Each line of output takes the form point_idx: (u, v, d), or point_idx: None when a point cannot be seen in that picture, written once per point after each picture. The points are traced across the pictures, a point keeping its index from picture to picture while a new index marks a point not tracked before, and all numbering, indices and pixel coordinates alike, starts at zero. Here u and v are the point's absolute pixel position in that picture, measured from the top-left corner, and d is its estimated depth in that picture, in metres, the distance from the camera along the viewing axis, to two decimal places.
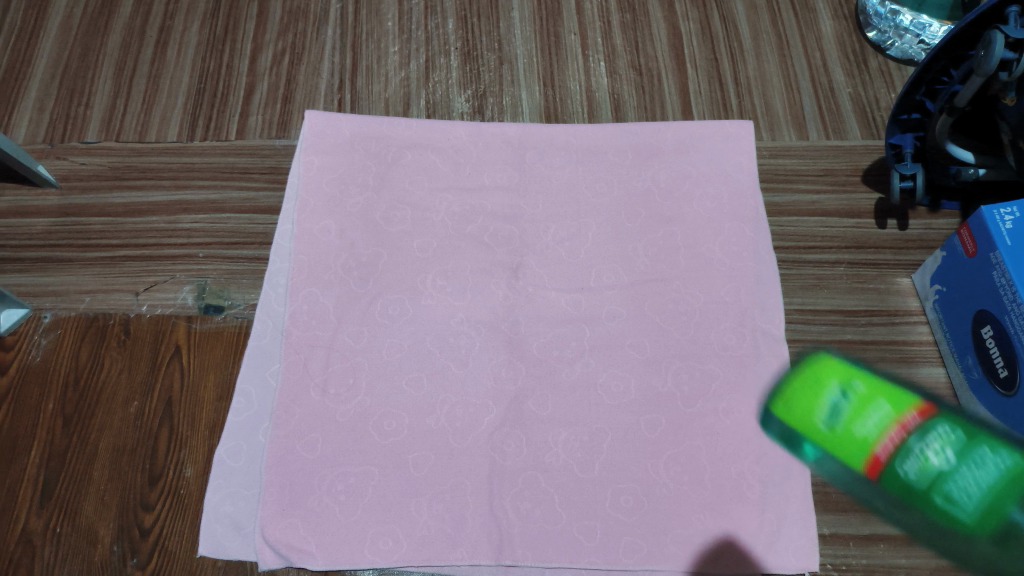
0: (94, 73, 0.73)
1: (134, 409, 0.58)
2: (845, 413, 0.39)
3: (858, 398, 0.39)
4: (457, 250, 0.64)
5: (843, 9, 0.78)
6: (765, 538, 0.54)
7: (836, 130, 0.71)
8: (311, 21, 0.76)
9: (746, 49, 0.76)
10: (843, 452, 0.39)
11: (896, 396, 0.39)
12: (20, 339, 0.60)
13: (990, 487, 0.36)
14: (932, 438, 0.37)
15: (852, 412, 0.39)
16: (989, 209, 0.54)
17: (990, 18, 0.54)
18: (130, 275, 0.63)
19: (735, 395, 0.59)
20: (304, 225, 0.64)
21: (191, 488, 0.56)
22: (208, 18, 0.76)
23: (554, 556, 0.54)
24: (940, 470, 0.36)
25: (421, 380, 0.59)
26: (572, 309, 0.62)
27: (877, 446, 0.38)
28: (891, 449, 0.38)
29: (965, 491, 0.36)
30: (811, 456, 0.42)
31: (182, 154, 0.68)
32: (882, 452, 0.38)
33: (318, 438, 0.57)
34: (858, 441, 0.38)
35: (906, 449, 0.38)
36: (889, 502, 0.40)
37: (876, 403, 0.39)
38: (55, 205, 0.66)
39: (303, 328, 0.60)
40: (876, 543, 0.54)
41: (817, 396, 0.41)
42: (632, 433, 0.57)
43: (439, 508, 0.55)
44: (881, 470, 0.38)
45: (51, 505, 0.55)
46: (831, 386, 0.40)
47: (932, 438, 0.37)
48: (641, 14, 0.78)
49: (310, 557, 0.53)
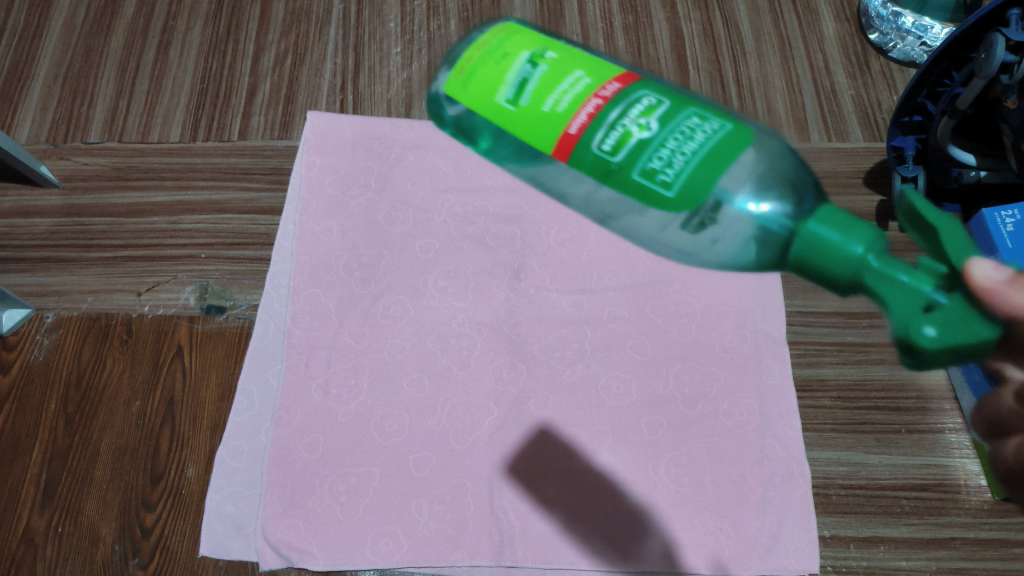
0: (96, 73, 0.73)
1: (136, 409, 0.58)
2: (536, 86, 0.32)
3: (549, 68, 0.32)
4: (459, 251, 0.64)
5: (845, 11, 0.78)
6: (765, 540, 0.54)
7: (838, 132, 0.71)
8: (313, 21, 0.76)
9: (748, 51, 0.76)
10: (536, 130, 0.32)
11: (601, 68, 0.32)
12: (22, 338, 0.60)
13: (694, 154, 0.30)
14: (636, 105, 0.31)
15: (543, 80, 0.32)
16: (990, 211, 0.54)
17: (992, 21, 0.54)
18: (132, 275, 0.64)
19: (736, 397, 0.59)
20: (306, 226, 0.64)
21: (192, 488, 0.56)
22: (211, 19, 0.77)
23: (555, 557, 0.54)
24: (636, 140, 0.30)
25: (423, 381, 0.59)
26: (573, 311, 0.62)
27: (572, 120, 0.31)
28: (588, 123, 0.31)
29: (664, 159, 0.30)
30: (549, 174, 0.36)
31: (184, 155, 0.69)
32: (577, 128, 0.31)
33: (320, 438, 0.57)
34: (547, 115, 0.32)
35: (604, 116, 0.31)
36: (613, 207, 0.35)
37: (570, 73, 0.32)
38: (58, 206, 0.66)
39: (305, 328, 0.60)
40: (876, 545, 0.54)
41: (499, 71, 0.33)
42: (633, 435, 0.57)
43: (440, 508, 0.55)
44: (574, 147, 0.31)
45: (53, 504, 0.55)
46: (517, 48, 0.33)
47: (633, 104, 0.31)
48: (643, 15, 0.78)
49: (311, 558, 0.53)
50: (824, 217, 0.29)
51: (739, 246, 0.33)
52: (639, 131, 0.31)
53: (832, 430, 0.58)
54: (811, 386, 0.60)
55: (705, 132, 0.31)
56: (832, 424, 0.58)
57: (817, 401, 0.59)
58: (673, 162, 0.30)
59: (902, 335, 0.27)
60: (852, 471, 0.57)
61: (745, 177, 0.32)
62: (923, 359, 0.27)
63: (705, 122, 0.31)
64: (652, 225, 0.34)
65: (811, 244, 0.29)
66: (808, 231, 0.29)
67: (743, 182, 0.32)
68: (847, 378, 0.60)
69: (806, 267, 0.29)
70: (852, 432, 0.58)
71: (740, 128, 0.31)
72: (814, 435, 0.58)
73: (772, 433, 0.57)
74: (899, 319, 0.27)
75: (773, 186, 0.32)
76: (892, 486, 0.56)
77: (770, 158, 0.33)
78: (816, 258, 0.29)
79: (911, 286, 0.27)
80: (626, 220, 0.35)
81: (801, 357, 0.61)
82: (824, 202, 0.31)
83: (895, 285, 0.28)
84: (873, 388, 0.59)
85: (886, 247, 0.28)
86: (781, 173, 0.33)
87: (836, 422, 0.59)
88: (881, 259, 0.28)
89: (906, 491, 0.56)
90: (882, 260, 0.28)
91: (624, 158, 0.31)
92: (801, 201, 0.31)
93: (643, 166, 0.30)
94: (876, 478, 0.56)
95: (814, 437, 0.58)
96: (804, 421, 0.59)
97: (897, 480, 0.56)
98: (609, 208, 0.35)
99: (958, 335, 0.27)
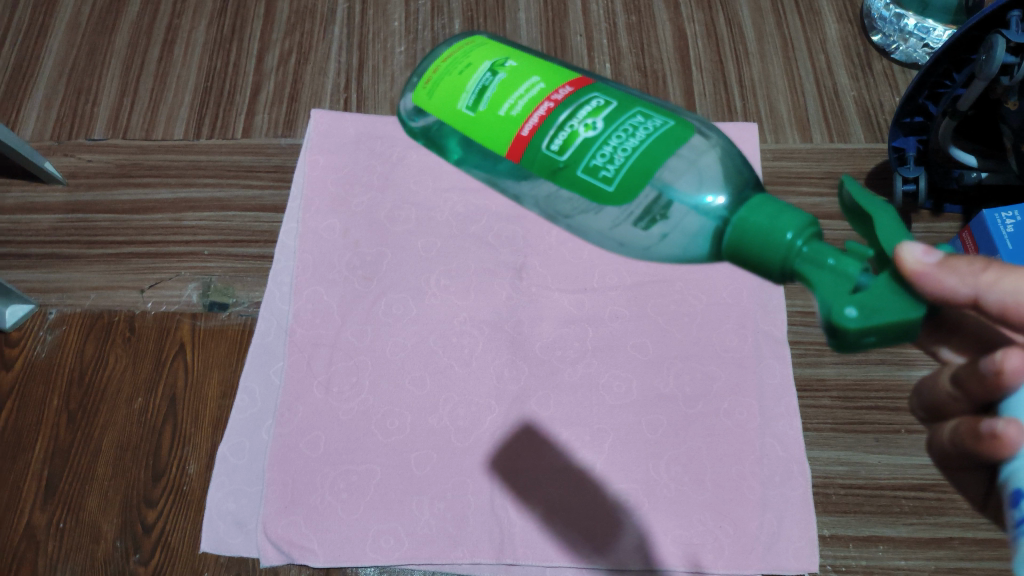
0: (101, 70, 0.73)
1: (138, 406, 0.58)
2: (495, 93, 0.36)
3: (508, 76, 0.36)
4: (461, 249, 0.64)
5: (848, 13, 0.78)
6: (765, 539, 0.54)
7: (840, 133, 0.71)
8: (318, 20, 0.77)
9: (751, 52, 0.76)
10: (493, 131, 0.36)
11: (555, 76, 0.36)
12: (26, 334, 0.61)
13: (635, 150, 0.33)
14: (584, 107, 0.35)
15: (501, 87, 0.36)
16: (990, 212, 0.54)
17: (993, 23, 0.54)
18: (135, 272, 0.64)
19: (736, 397, 0.59)
20: (308, 224, 0.64)
21: (194, 484, 0.56)
22: (216, 17, 0.77)
23: (555, 555, 0.54)
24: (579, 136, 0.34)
25: (424, 379, 0.59)
26: (575, 310, 0.62)
27: (525, 122, 0.35)
28: (539, 125, 0.35)
29: (606, 155, 0.33)
30: (514, 181, 0.40)
31: (188, 152, 0.69)
32: (530, 130, 0.35)
33: (321, 435, 0.57)
34: (503, 119, 0.35)
35: (554, 118, 0.35)
36: (568, 205, 0.38)
37: (526, 80, 0.36)
38: (61, 203, 0.67)
39: (306, 326, 0.60)
40: (876, 545, 0.55)
41: (464, 81, 0.37)
42: (634, 433, 0.58)
43: (441, 506, 0.55)
44: (527, 147, 0.35)
45: (55, 500, 0.55)
46: (482, 61, 0.37)
47: (581, 106, 0.35)
48: (646, 16, 0.78)
49: (312, 554, 0.53)
50: (755, 207, 0.32)
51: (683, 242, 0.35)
52: (585, 131, 0.34)
53: (833, 430, 0.58)
54: (812, 386, 0.60)
55: (645, 130, 0.34)
56: (831, 423, 0.58)
57: (817, 400, 0.59)
58: (614, 157, 0.33)
59: (828, 319, 0.31)
60: (852, 471, 0.57)
61: (686, 173, 0.35)
62: (847, 338, 0.30)
63: (646, 121, 0.34)
64: (603, 221, 0.37)
65: (744, 232, 0.32)
66: (740, 220, 0.32)
67: (684, 178, 0.35)
68: (847, 378, 0.60)
69: (740, 253, 0.32)
70: (852, 432, 0.58)
71: (678, 125, 0.34)
72: (814, 434, 0.58)
73: (772, 433, 0.58)
74: (826, 301, 0.31)
75: (713, 182, 0.35)
76: (891, 486, 0.56)
77: (712, 157, 0.36)
78: (748, 244, 0.32)
79: (836, 271, 0.31)
80: (579, 217, 0.38)
81: (802, 357, 0.61)
82: (758, 195, 0.33)
83: (822, 269, 0.31)
84: (873, 388, 0.60)
85: (816, 236, 0.32)
86: (726, 172, 0.35)
87: (836, 421, 0.59)
88: (810, 246, 0.31)
89: (905, 491, 0.56)
90: (812, 246, 0.31)
91: (571, 154, 0.34)
92: (740, 195, 0.34)
93: (586, 162, 0.33)
94: (876, 478, 0.57)
95: (814, 437, 0.58)
96: (804, 421, 0.59)
97: (896, 480, 0.56)
98: (563, 205, 0.38)
99: (875, 316, 0.30)
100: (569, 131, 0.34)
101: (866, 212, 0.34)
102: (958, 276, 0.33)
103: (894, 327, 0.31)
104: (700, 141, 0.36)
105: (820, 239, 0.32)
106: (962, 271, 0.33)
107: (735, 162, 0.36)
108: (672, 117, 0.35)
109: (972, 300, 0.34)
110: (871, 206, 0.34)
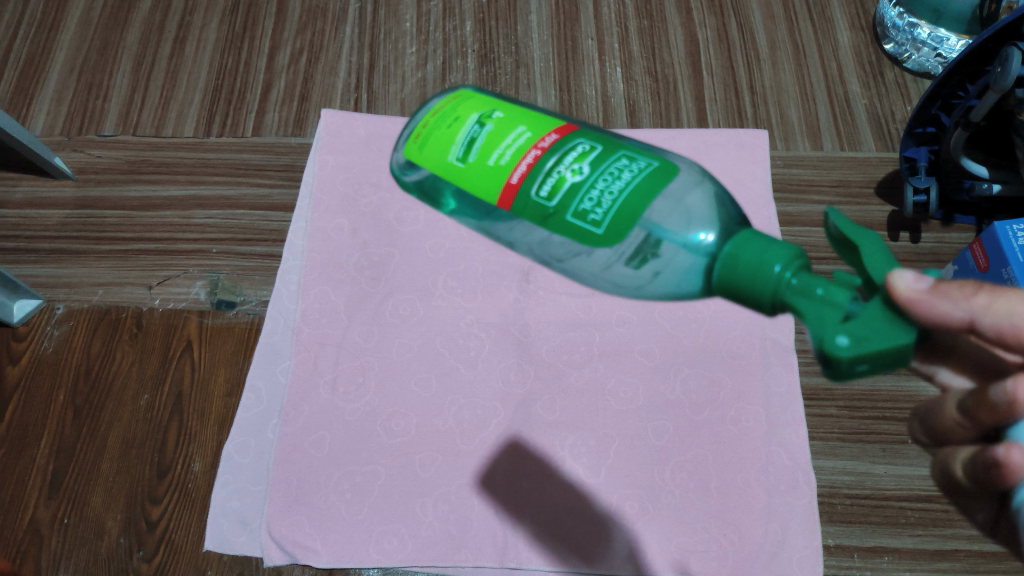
0: (112, 66, 0.73)
1: (144, 403, 0.58)
2: (483, 144, 0.36)
3: (495, 127, 0.36)
4: (469, 252, 0.64)
5: (860, 21, 0.78)
6: (769, 548, 0.54)
7: (850, 141, 0.71)
8: (329, 20, 0.77)
9: (763, 59, 0.76)
10: (483, 181, 0.36)
11: (540, 123, 0.36)
12: (33, 328, 0.61)
13: (622, 192, 0.33)
14: (569, 153, 0.35)
15: (488, 138, 0.36)
16: (1001, 224, 0.54)
17: (1008, 36, 0.54)
18: (143, 269, 0.64)
19: (743, 404, 0.59)
20: (317, 223, 0.64)
21: (198, 483, 0.56)
22: (227, 15, 0.77)
23: (559, 561, 0.54)
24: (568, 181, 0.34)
25: (430, 381, 0.59)
26: (582, 314, 0.62)
27: (513, 170, 0.35)
28: (527, 173, 0.35)
29: (595, 198, 0.33)
30: (506, 227, 0.39)
31: (197, 150, 0.69)
32: (519, 177, 0.35)
33: (326, 435, 0.57)
34: (491, 168, 0.36)
35: (541, 166, 0.35)
36: (560, 250, 0.37)
37: (513, 130, 0.36)
38: (70, 198, 0.67)
39: (313, 325, 0.60)
40: (881, 555, 0.54)
41: (452, 134, 0.37)
42: (640, 439, 0.57)
43: (444, 509, 0.55)
44: (516, 194, 0.35)
45: (60, 495, 0.55)
46: (469, 113, 0.37)
47: (567, 152, 0.35)
48: (659, 21, 0.78)
49: (315, 555, 0.53)
50: (740, 243, 0.32)
51: (677, 283, 0.35)
52: (572, 175, 0.34)
53: (840, 440, 0.58)
54: (819, 396, 0.60)
55: (630, 173, 0.34)
56: (838, 433, 0.58)
57: (824, 410, 0.59)
58: (602, 201, 0.33)
59: (820, 349, 0.31)
60: (859, 481, 0.57)
61: (675, 213, 0.34)
62: (839, 366, 0.30)
63: (631, 164, 0.34)
64: (596, 264, 0.36)
65: (732, 270, 0.32)
66: (728, 256, 0.32)
67: (672, 218, 0.34)
68: (854, 388, 0.60)
69: (730, 290, 0.32)
70: (858, 442, 0.58)
71: (662, 167, 0.34)
72: (821, 444, 0.58)
73: (779, 441, 0.57)
74: (816, 331, 0.31)
75: (700, 220, 0.35)
76: (897, 497, 0.56)
77: (698, 197, 0.36)
78: (739, 284, 0.32)
79: (825, 301, 0.31)
80: (572, 261, 0.37)
81: (809, 366, 0.61)
82: (744, 231, 0.33)
83: (811, 300, 0.31)
84: (880, 399, 0.59)
85: (804, 267, 0.32)
86: (712, 212, 0.35)
87: (843, 431, 0.58)
88: (798, 277, 0.31)
89: (911, 502, 0.56)
90: (800, 278, 0.32)
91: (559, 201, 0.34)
92: (727, 232, 0.34)
93: (575, 206, 0.33)
94: (882, 488, 0.56)
95: (821, 446, 0.58)
96: (811, 430, 0.59)
97: (902, 491, 0.56)
98: (557, 250, 0.37)
99: (866, 343, 0.30)
100: (557, 177, 0.34)
101: (854, 244, 0.34)
102: (951, 301, 0.33)
103: (887, 353, 0.30)
104: (686, 180, 0.36)
105: (808, 270, 0.32)
106: (955, 295, 0.33)
107: (720, 201, 0.36)
108: (656, 159, 0.35)
109: (969, 323, 0.34)
110: (856, 233, 0.34)
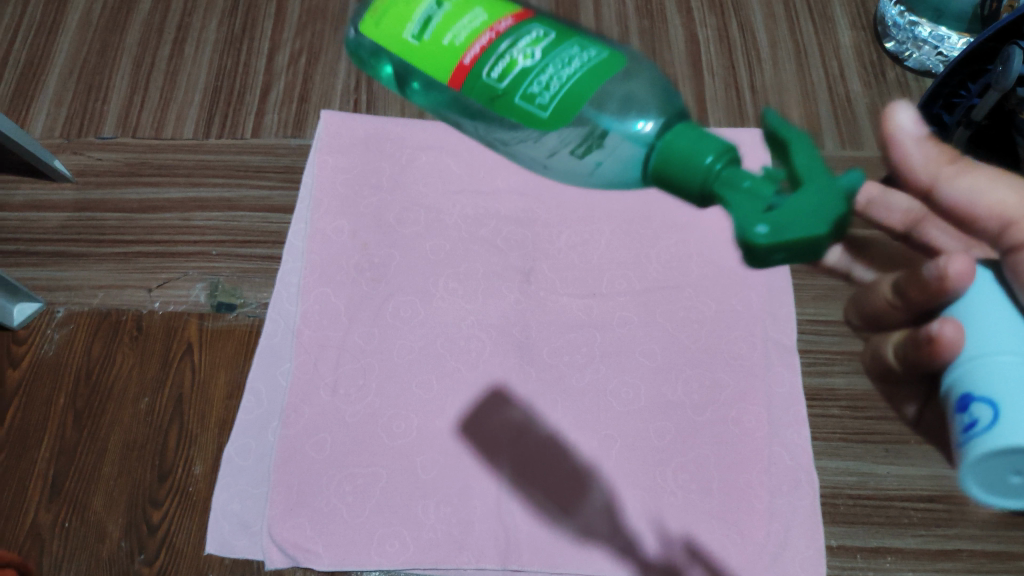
0: (112, 68, 0.73)
1: (145, 405, 0.58)
2: (438, 23, 0.33)
3: (451, 6, 0.34)
4: (470, 253, 0.64)
5: (861, 20, 0.78)
6: (772, 549, 0.54)
7: (852, 140, 0.71)
8: (329, 21, 0.77)
9: (764, 58, 0.76)
10: (435, 64, 0.33)
11: (497, 7, 0.34)
12: (33, 332, 0.60)
13: (574, 79, 0.31)
14: (523, 36, 0.33)
15: (444, 16, 0.33)
16: None
17: (1010, 35, 0.54)
18: (143, 271, 0.64)
19: (745, 405, 0.58)
20: (317, 225, 0.64)
21: (199, 485, 0.56)
22: (227, 16, 0.77)
23: (561, 562, 0.54)
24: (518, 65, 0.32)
25: (431, 382, 0.59)
26: (583, 314, 0.62)
27: (466, 51, 0.33)
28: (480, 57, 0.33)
29: (544, 85, 0.32)
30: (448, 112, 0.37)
31: (197, 151, 0.69)
32: (472, 61, 0.33)
33: (327, 437, 0.57)
34: (445, 49, 0.33)
35: (494, 48, 0.33)
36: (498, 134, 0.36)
37: (468, 12, 0.33)
38: (71, 200, 0.66)
39: (314, 327, 0.60)
40: (883, 556, 0.54)
41: (408, 11, 0.34)
42: (642, 440, 0.57)
43: (446, 511, 0.55)
44: (467, 75, 0.33)
45: (61, 498, 0.55)
46: None
47: (521, 36, 0.33)
48: (659, 20, 0.78)
49: (316, 557, 0.53)
50: (678, 133, 0.32)
51: (619, 172, 0.34)
52: (524, 60, 0.32)
53: (842, 440, 0.58)
54: (821, 396, 0.59)
55: (581, 60, 0.32)
56: (841, 433, 0.58)
57: (826, 410, 0.59)
58: (550, 85, 0.31)
59: (742, 237, 0.31)
60: (861, 481, 0.57)
61: (617, 99, 0.33)
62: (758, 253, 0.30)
63: (582, 52, 0.32)
64: (541, 150, 0.35)
65: (667, 159, 0.31)
66: (665, 145, 0.31)
67: (616, 104, 0.33)
68: (857, 388, 0.60)
69: (662, 178, 0.32)
70: (861, 442, 0.58)
71: (614, 56, 0.32)
72: (824, 444, 0.58)
73: (781, 441, 0.57)
74: (737, 220, 0.30)
75: (645, 108, 0.34)
76: (900, 497, 0.56)
77: (643, 83, 0.35)
78: (670, 172, 0.31)
79: (750, 192, 0.31)
80: (517, 147, 0.36)
81: (811, 366, 0.61)
82: (687, 121, 0.33)
83: (736, 191, 0.31)
84: None
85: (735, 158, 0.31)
86: (655, 96, 0.34)
87: (845, 431, 0.58)
88: (728, 169, 0.31)
89: (914, 502, 0.56)
90: (728, 169, 0.31)
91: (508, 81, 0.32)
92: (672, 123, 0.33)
93: (524, 89, 0.32)
94: (884, 488, 0.56)
95: (823, 446, 0.58)
96: (813, 430, 0.58)
97: (905, 491, 0.56)
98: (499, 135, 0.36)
99: (787, 232, 0.30)
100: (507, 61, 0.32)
101: (785, 140, 0.35)
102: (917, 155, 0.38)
103: (805, 243, 0.30)
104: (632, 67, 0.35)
105: (737, 163, 0.31)
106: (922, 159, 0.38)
107: (665, 88, 0.35)
108: (608, 49, 0.33)
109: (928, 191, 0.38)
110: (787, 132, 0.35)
